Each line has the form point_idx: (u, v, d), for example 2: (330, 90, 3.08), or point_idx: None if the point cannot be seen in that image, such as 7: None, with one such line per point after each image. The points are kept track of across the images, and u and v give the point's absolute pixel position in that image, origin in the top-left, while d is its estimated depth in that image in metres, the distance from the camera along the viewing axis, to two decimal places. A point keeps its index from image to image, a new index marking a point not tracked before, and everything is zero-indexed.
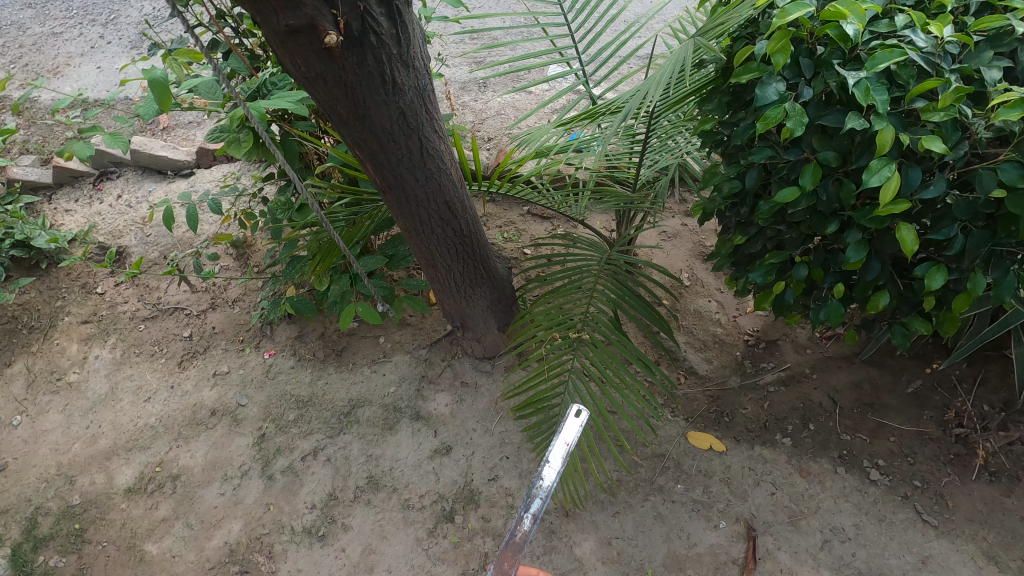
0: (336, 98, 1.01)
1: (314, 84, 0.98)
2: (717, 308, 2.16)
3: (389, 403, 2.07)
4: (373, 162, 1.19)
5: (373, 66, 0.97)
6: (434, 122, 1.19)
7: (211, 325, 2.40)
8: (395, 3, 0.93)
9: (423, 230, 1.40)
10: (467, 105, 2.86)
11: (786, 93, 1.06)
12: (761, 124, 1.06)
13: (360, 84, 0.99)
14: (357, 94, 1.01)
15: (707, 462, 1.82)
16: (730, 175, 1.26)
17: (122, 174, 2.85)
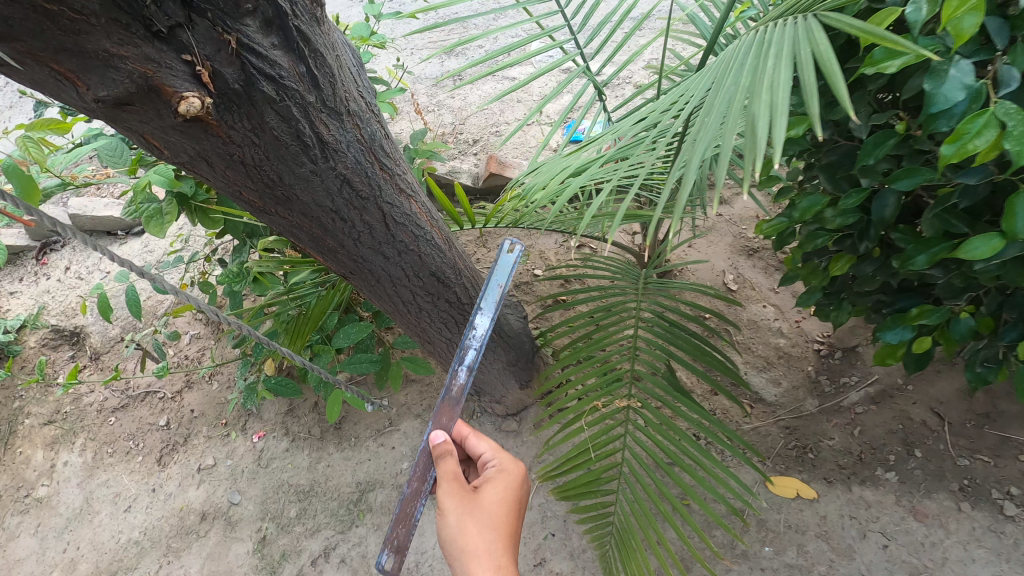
0: (237, 178, 0.68)
1: (197, 166, 0.65)
2: (775, 313, 1.80)
3: (405, 482, 1.75)
4: (319, 248, 0.86)
5: (278, 125, 0.63)
6: (399, 181, 0.83)
7: (188, 408, 2.07)
8: (298, 25, 0.59)
9: (408, 311, 1.07)
10: (444, 105, 2.47)
11: (977, 85, 0.74)
12: (953, 148, 0.73)
13: (266, 155, 0.66)
14: (264, 168, 0.67)
15: (796, 514, 1.49)
16: (853, 202, 0.95)
17: (67, 243, 2.50)
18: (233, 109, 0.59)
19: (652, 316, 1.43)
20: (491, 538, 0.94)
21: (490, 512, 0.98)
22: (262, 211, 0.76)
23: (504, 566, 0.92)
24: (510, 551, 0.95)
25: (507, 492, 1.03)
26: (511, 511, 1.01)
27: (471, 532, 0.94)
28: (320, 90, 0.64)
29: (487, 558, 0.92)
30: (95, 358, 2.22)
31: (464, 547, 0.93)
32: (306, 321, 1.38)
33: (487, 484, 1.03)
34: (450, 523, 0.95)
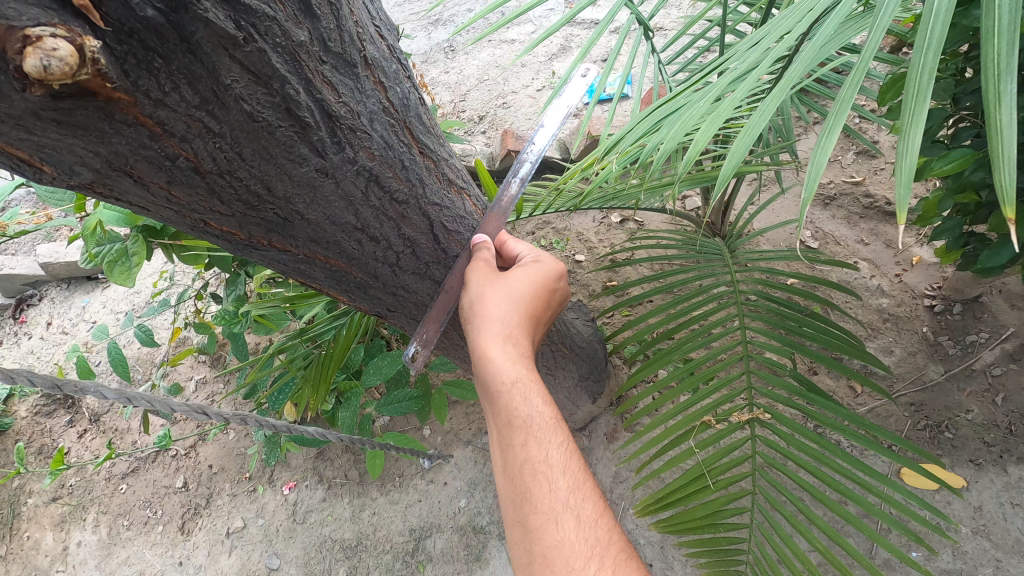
0: (198, 199, 0.41)
1: (126, 186, 0.38)
2: (870, 271, 1.53)
3: (466, 523, 1.47)
4: (340, 282, 0.59)
5: (251, 93, 0.36)
6: (445, 170, 0.57)
7: (206, 463, 1.71)
8: None
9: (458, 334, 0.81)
10: (439, 82, 2.17)
11: None
12: None
13: (239, 151, 0.39)
14: (239, 174, 0.40)
15: (945, 509, 1.19)
16: None
17: (45, 293, 2.09)
18: (160, 68, 0.32)
19: (754, 297, 1.16)
20: (514, 311, 0.65)
21: (524, 280, 0.66)
22: (250, 245, 0.49)
23: (516, 342, 0.64)
24: (528, 334, 0.67)
25: (553, 277, 0.70)
26: (548, 298, 0.71)
27: (490, 294, 0.65)
28: (315, 21, 0.37)
29: (498, 326, 0.64)
30: (94, 420, 1.83)
31: (476, 304, 0.65)
32: (326, 363, 1.12)
33: (531, 260, 0.70)
34: (468, 277, 0.65)
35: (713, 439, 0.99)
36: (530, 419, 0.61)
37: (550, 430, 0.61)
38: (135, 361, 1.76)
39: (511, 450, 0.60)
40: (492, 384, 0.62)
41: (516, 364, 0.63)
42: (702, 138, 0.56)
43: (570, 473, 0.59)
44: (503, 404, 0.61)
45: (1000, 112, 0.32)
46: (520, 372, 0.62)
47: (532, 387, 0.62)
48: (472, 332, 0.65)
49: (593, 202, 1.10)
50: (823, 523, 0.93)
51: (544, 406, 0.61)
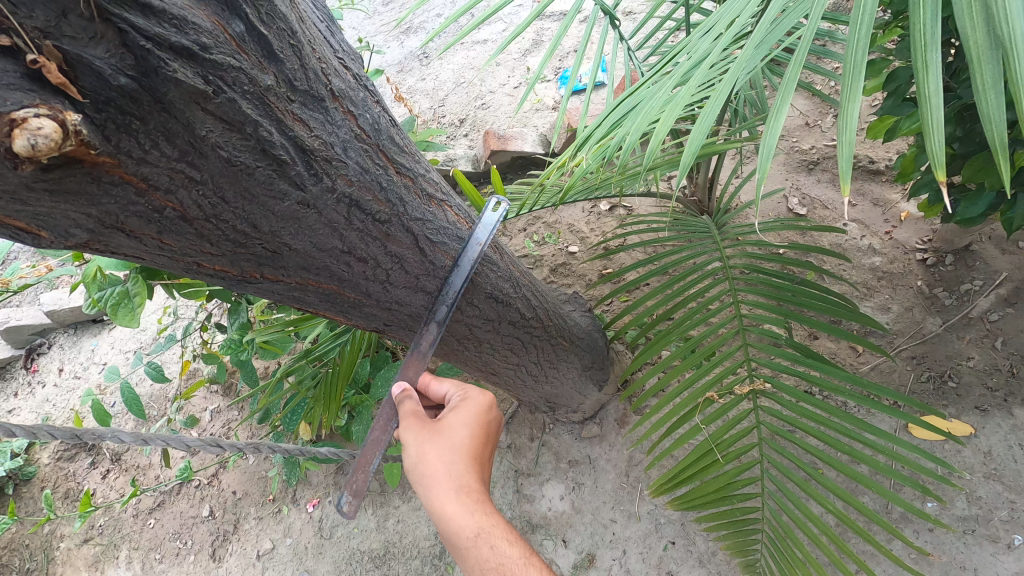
0: (189, 244, 0.43)
1: (119, 241, 0.40)
2: (861, 231, 1.54)
3: None
4: (334, 304, 0.62)
5: (227, 140, 0.38)
6: (424, 185, 0.59)
7: (229, 490, 1.74)
8: None
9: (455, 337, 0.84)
10: (416, 89, 2.18)
11: None
12: None
13: (221, 195, 0.41)
14: (225, 217, 0.42)
15: (955, 457, 1.20)
16: None
17: (54, 340, 2.11)
18: (138, 128, 0.34)
19: (746, 271, 1.17)
20: (456, 460, 0.73)
21: (457, 430, 0.75)
22: (244, 280, 0.51)
23: (470, 489, 0.72)
24: (478, 475, 0.74)
25: (481, 409, 0.79)
26: (484, 431, 0.79)
27: (430, 454, 0.73)
28: (279, 64, 0.39)
29: (449, 483, 0.72)
30: (116, 460, 1.85)
31: (424, 470, 0.73)
32: (334, 381, 1.14)
33: (458, 401, 0.79)
34: (406, 442, 0.73)
35: (718, 413, 1.00)
36: (502, 565, 0.69)
37: (519, 567, 0.69)
38: (149, 398, 1.79)
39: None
40: (460, 542, 0.70)
41: (476, 513, 0.71)
42: (664, 126, 0.58)
43: None
44: (476, 557, 0.70)
45: (928, 78, 0.34)
46: (482, 520, 0.70)
47: (494, 532, 0.70)
48: (429, 496, 0.72)
49: (577, 193, 1.12)
50: (833, 485, 0.95)
51: (511, 548, 0.70)
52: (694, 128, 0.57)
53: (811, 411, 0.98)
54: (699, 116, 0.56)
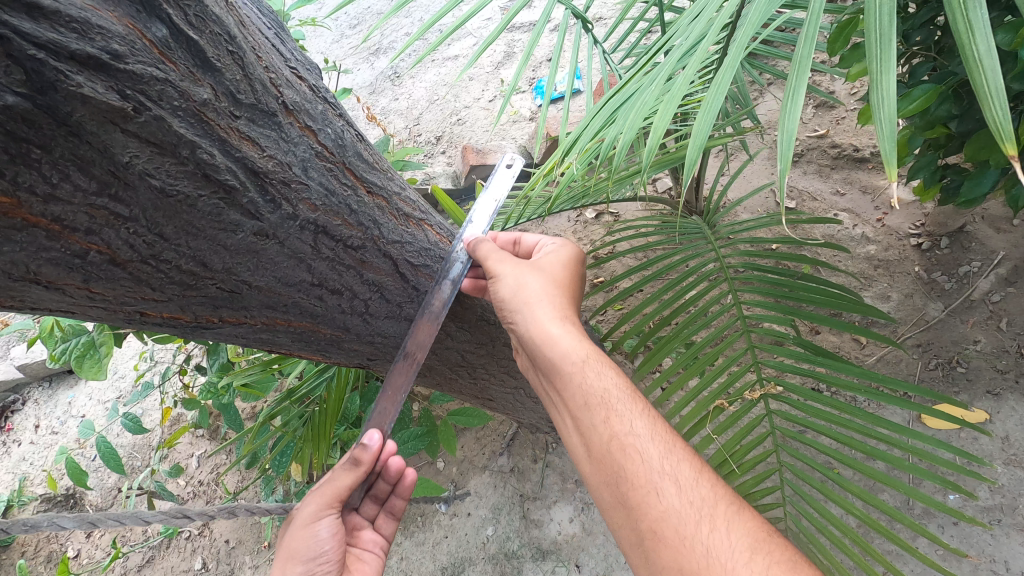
0: (125, 290, 0.39)
1: (36, 295, 0.36)
2: (852, 220, 1.51)
3: (498, 550, 1.32)
4: (312, 343, 0.57)
5: (158, 167, 0.35)
6: (400, 205, 0.56)
7: (222, 539, 1.62)
8: None
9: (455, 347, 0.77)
10: (390, 110, 2.13)
11: None
12: None
13: (158, 232, 0.37)
14: (166, 257, 0.39)
15: (972, 445, 1.16)
16: None
17: (28, 396, 2.02)
18: (40, 158, 0.30)
19: (743, 269, 1.13)
20: (555, 293, 0.69)
21: (553, 266, 0.71)
22: (199, 326, 0.46)
23: (570, 320, 0.67)
24: (575, 311, 0.69)
25: (577, 259, 0.74)
26: (579, 277, 0.74)
27: (527, 280, 0.68)
28: (216, 75, 0.37)
29: (547, 309, 0.67)
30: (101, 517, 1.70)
31: (520, 293, 0.67)
32: (323, 419, 1.07)
33: (551, 245, 0.74)
34: (499, 269, 0.67)
35: (729, 421, 0.94)
36: (607, 394, 0.63)
37: (628, 400, 0.63)
38: (131, 449, 1.70)
39: (593, 430, 0.62)
40: (563, 368, 0.64)
41: (581, 342, 0.65)
42: (661, 124, 0.54)
43: (657, 438, 0.60)
44: (578, 386, 0.63)
45: (975, 41, 0.31)
46: (587, 349, 0.65)
47: (600, 362, 0.64)
48: (525, 321, 0.67)
49: (563, 204, 1.07)
50: (857, 488, 0.87)
51: (616, 378, 0.64)
52: (694, 125, 0.52)
53: (824, 412, 0.92)
54: (699, 110, 0.51)
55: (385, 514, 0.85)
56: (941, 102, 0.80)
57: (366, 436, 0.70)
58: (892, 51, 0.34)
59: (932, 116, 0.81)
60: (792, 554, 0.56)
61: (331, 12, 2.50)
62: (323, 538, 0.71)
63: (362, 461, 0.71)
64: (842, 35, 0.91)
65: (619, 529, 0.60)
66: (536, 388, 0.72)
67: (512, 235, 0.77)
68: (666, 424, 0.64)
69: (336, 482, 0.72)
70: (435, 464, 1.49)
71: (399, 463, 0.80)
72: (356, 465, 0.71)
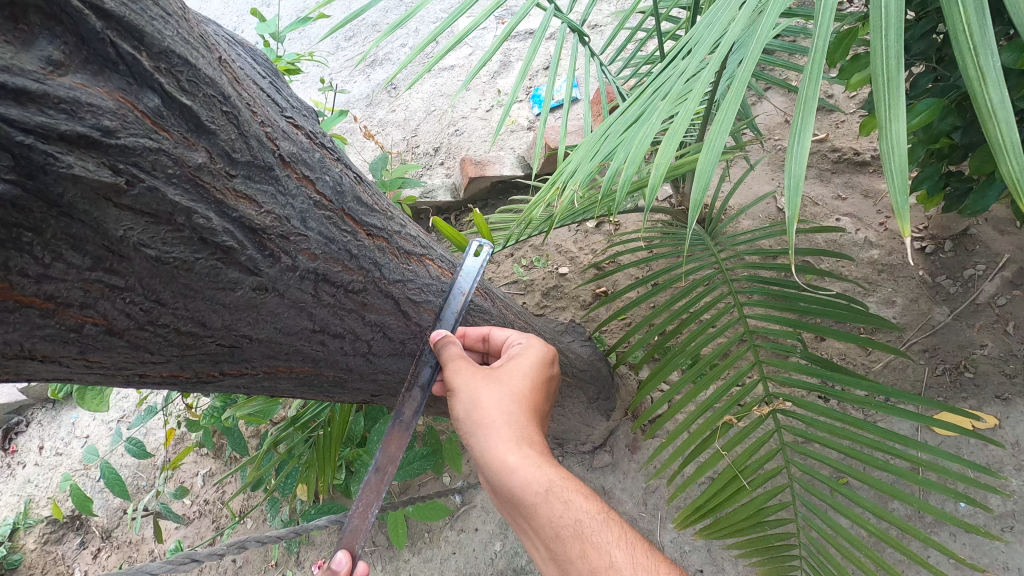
0: (122, 357, 0.39)
1: (34, 367, 0.37)
2: (854, 225, 1.50)
3: (507, 566, 1.31)
4: (311, 390, 0.57)
5: (151, 236, 0.36)
6: (400, 243, 0.57)
7: (229, 558, 1.56)
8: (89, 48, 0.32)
9: None
10: (387, 122, 2.13)
11: None
12: None
13: (155, 297, 0.38)
14: (163, 321, 0.39)
15: (982, 451, 1.15)
16: None
17: (32, 417, 2.01)
18: (31, 240, 0.31)
19: (747, 280, 1.12)
20: (517, 409, 0.66)
21: (516, 376, 0.69)
22: (200, 381, 0.47)
23: (530, 442, 0.64)
24: (538, 427, 0.66)
25: (544, 360, 0.74)
26: (545, 385, 0.72)
27: (486, 397, 0.65)
28: (211, 137, 0.38)
29: (507, 431, 0.63)
30: (106, 537, 1.65)
31: (479, 413, 0.64)
32: (328, 443, 1.06)
33: (518, 349, 0.74)
34: (458, 385, 0.64)
35: (738, 436, 0.92)
36: (579, 522, 0.59)
37: (600, 525, 0.59)
38: (137, 469, 1.70)
39: (570, 564, 0.58)
40: (527, 501, 0.60)
41: (542, 467, 0.62)
42: (665, 157, 0.53)
43: (638, 565, 0.56)
44: (545, 518, 0.59)
45: (988, 93, 0.32)
46: (549, 474, 0.61)
47: (565, 486, 0.61)
48: (484, 446, 0.64)
49: (565, 220, 1.06)
50: (864, 501, 0.84)
51: (585, 502, 0.60)
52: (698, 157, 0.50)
53: (833, 425, 0.90)
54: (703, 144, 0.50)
55: None
56: (943, 118, 0.79)
57: (333, 560, 0.65)
58: (899, 101, 0.34)
59: (936, 130, 0.80)
60: None
61: (328, 25, 2.51)
62: None
63: None
64: (840, 49, 0.91)
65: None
66: (506, 514, 0.68)
67: (482, 330, 0.78)
68: (645, 542, 0.59)
69: None
70: (441, 480, 1.48)
71: None
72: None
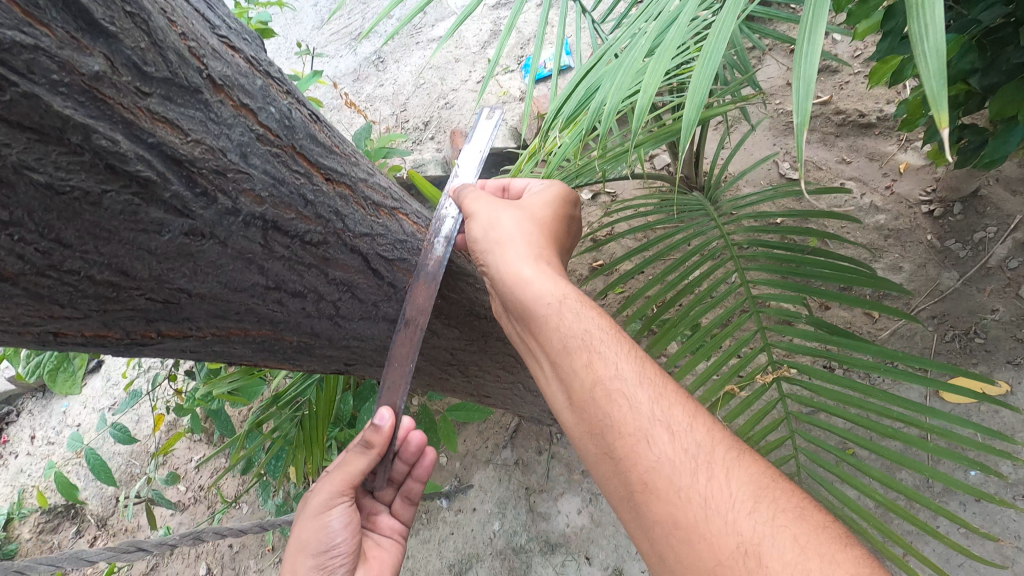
0: (27, 309, 0.36)
1: None
2: (859, 189, 1.45)
3: (506, 545, 1.28)
4: (271, 353, 0.54)
5: (38, 157, 0.31)
6: (366, 193, 0.54)
7: (225, 544, 1.53)
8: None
9: (454, 353, 0.75)
10: (375, 96, 2.06)
11: None
12: None
13: (55, 237, 0.34)
14: (70, 266, 0.35)
15: (994, 418, 1.11)
16: None
17: (23, 407, 1.98)
18: None
19: (748, 245, 1.07)
20: (535, 233, 0.62)
21: (535, 207, 0.65)
22: (135, 342, 0.43)
23: (546, 261, 0.60)
24: (555, 254, 0.62)
25: (567, 201, 0.69)
26: (565, 225, 0.68)
27: (504, 218, 0.62)
28: (110, 41, 0.33)
29: (524, 248, 0.60)
30: (101, 526, 1.63)
31: (494, 232, 0.60)
32: (314, 421, 1.02)
33: (537, 190, 0.70)
34: (475, 208, 0.61)
35: (740, 406, 0.87)
36: (589, 335, 0.54)
37: (612, 341, 0.55)
38: (130, 456, 1.67)
39: (574, 375, 0.54)
40: (537, 311, 0.56)
41: (557, 282, 0.58)
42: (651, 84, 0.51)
43: (648, 383, 0.52)
44: (553, 328, 0.55)
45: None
46: (565, 288, 0.57)
47: (580, 301, 0.57)
48: (496, 262, 0.60)
49: (556, 186, 1.02)
50: (874, 471, 0.79)
51: (598, 319, 0.56)
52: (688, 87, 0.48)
53: (839, 392, 0.85)
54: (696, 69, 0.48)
55: (401, 497, 0.87)
56: (964, 54, 0.75)
57: (378, 416, 0.61)
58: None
59: (953, 69, 0.76)
60: (801, 495, 0.48)
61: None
62: (340, 525, 0.72)
63: (373, 443, 0.65)
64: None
65: (607, 484, 0.52)
66: (511, 338, 0.64)
67: (501, 181, 0.74)
68: (657, 367, 0.55)
69: (349, 467, 0.69)
70: (438, 461, 1.45)
71: (420, 440, 0.82)
72: (368, 446, 0.66)
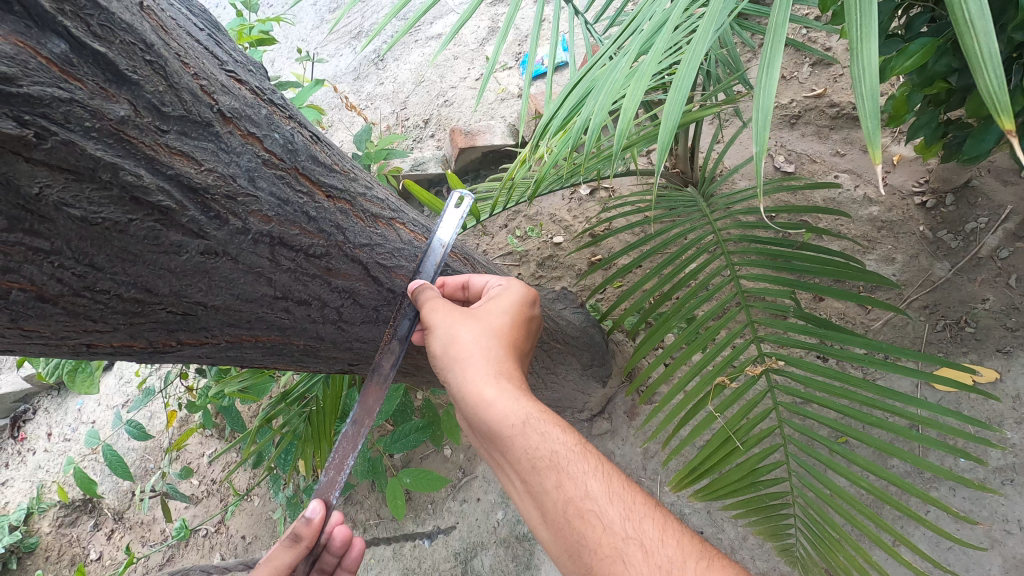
0: (64, 326, 0.39)
1: None
2: (853, 181, 1.47)
3: (509, 534, 1.32)
4: (278, 357, 0.57)
5: (74, 194, 0.35)
6: (365, 206, 0.57)
7: (238, 535, 1.56)
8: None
9: None
10: (375, 95, 2.09)
11: None
12: None
13: (89, 261, 0.37)
14: (102, 286, 0.39)
15: (983, 406, 1.13)
16: None
17: (39, 405, 2.04)
18: None
19: (740, 240, 1.10)
20: (495, 346, 0.64)
21: (494, 315, 0.67)
22: (157, 351, 0.47)
23: (508, 376, 0.62)
24: (517, 365, 0.64)
25: (524, 301, 0.71)
26: (525, 327, 0.70)
27: (463, 333, 0.64)
28: (133, 87, 0.37)
29: (485, 365, 0.62)
30: (118, 519, 1.68)
31: (455, 349, 0.63)
32: (322, 418, 1.07)
33: (496, 291, 0.71)
34: (434, 323, 0.63)
35: (731, 398, 0.91)
36: (557, 454, 0.57)
37: (578, 457, 0.57)
38: (144, 451, 1.72)
39: (545, 497, 0.56)
40: (502, 433, 0.58)
41: (520, 400, 0.60)
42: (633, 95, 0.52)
43: (617, 500, 0.55)
44: (521, 451, 0.57)
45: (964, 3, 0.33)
46: (527, 408, 0.59)
47: (544, 419, 0.59)
48: (460, 380, 0.62)
49: (553, 186, 1.04)
50: (862, 459, 0.82)
51: (563, 434, 0.58)
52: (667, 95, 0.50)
53: (828, 383, 0.88)
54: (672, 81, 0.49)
55: None
56: (939, 58, 0.76)
57: (310, 508, 0.70)
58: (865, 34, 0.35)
59: (931, 71, 0.77)
60: None
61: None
62: None
63: (302, 536, 0.70)
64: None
65: None
66: (488, 459, 0.66)
67: (461, 279, 0.75)
68: (625, 477, 0.58)
69: (273, 563, 0.69)
70: (442, 453, 1.49)
71: (346, 534, 0.75)
72: (297, 540, 0.70)
